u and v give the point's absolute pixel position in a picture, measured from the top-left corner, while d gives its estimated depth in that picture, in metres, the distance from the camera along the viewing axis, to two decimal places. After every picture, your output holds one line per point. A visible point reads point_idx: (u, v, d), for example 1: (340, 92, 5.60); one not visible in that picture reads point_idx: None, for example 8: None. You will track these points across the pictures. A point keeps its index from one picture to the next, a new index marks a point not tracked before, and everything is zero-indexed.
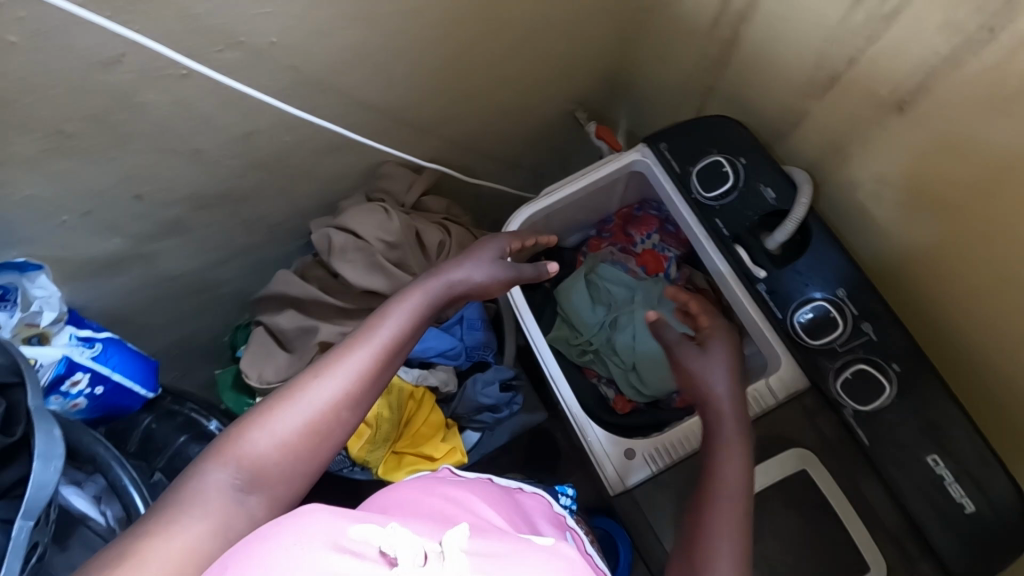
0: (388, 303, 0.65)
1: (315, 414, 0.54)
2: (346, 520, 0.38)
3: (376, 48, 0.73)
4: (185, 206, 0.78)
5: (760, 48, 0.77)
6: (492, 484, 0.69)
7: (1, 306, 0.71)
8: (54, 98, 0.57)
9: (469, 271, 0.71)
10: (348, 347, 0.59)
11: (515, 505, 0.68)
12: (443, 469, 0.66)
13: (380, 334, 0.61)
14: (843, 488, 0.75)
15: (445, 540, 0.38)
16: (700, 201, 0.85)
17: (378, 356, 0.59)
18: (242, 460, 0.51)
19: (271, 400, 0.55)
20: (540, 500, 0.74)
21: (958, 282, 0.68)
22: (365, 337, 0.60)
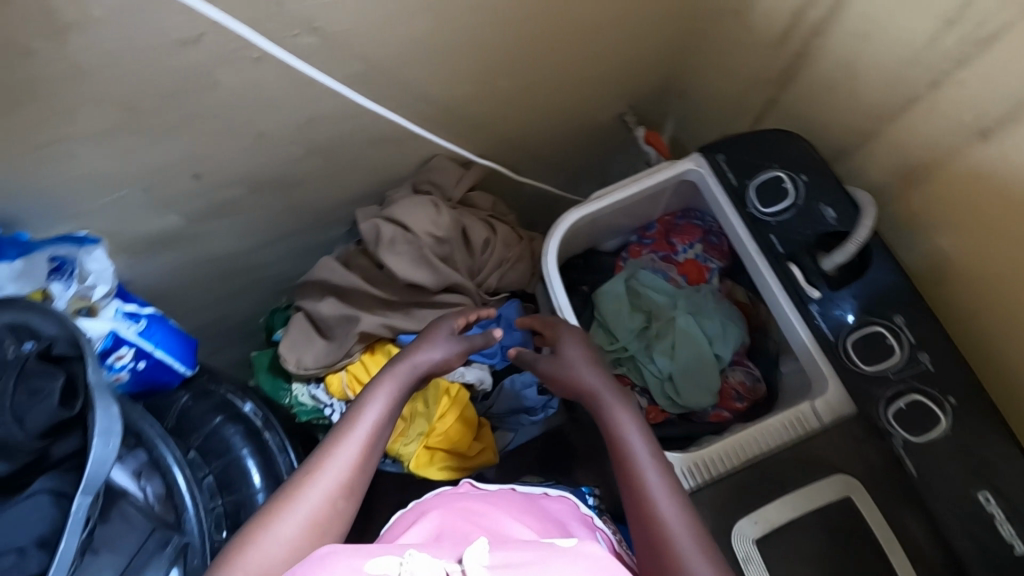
0: (365, 394, 0.68)
1: (316, 511, 0.58)
2: (363, 557, 0.46)
3: (444, 41, 0.72)
4: (241, 187, 0.78)
5: (833, 64, 0.76)
6: (519, 493, 0.71)
7: (58, 278, 0.70)
8: (132, 73, 0.57)
9: (435, 349, 0.74)
10: (333, 443, 0.63)
11: (542, 510, 0.69)
12: (465, 483, 0.72)
13: (360, 424, 0.65)
14: (887, 519, 0.72)
15: (466, 558, 0.45)
16: (756, 216, 0.83)
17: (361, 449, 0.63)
18: (248, 571, 0.54)
19: (271, 505, 0.59)
20: (568, 501, 0.74)
21: (978, 282, 0.70)
22: (344, 432, 0.63)
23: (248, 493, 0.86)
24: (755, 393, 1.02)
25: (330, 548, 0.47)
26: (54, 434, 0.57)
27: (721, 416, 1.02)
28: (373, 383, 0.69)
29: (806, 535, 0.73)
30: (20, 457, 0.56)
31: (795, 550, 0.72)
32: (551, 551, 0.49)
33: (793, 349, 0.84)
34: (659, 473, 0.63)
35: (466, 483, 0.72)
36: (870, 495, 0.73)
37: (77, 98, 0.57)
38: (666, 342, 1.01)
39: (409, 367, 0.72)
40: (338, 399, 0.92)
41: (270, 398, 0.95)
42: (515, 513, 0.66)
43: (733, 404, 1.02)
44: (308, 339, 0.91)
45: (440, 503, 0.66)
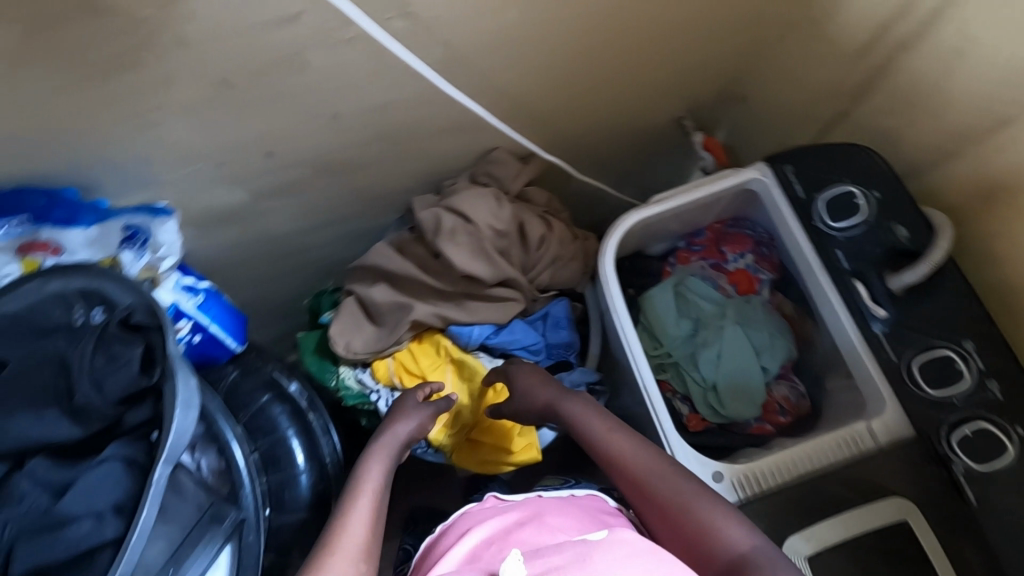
0: (359, 467, 0.72)
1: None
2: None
3: (527, 34, 0.72)
4: (309, 168, 0.78)
5: (919, 80, 0.75)
6: (547, 498, 0.69)
7: (129, 246, 0.70)
8: (231, 46, 0.57)
9: (410, 426, 0.78)
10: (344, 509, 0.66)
11: (580, 510, 0.68)
12: (489, 500, 0.71)
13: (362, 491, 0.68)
14: (944, 546, 0.71)
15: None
16: (823, 230, 0.82)
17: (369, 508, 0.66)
18: None
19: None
20: (598, 497, 0.72)
21: None
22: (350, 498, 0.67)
23: (292, 473, 0.86)
24: (799, 408, 1.01)
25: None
26: (130, 401, 0.59)
27: (764, 429, 1.00)
28: (364, 458, 0.73)
29: (859, 556, 0.72)
30: (96, 421, 0.57)
31: (848, 570, 0.71)
32: (586, 547, 0.53)
33: (838, 347, 0.83)
34: (660, 466, 0.69)
35: (489, 498, 0.72)
36: (927, 519, 0.72)
37: (173, 68, 0.57)
38: (713, 351, 1.00)
39: (399, 435, 0.77)
40: (384, 385, 0.92)
41: (317, 379, 0.95)
42: (548, 515, 0.64)
43: (776, 418, 1.00)
44: (357, 324, 0.90)
45: (472, 522, 0.66)
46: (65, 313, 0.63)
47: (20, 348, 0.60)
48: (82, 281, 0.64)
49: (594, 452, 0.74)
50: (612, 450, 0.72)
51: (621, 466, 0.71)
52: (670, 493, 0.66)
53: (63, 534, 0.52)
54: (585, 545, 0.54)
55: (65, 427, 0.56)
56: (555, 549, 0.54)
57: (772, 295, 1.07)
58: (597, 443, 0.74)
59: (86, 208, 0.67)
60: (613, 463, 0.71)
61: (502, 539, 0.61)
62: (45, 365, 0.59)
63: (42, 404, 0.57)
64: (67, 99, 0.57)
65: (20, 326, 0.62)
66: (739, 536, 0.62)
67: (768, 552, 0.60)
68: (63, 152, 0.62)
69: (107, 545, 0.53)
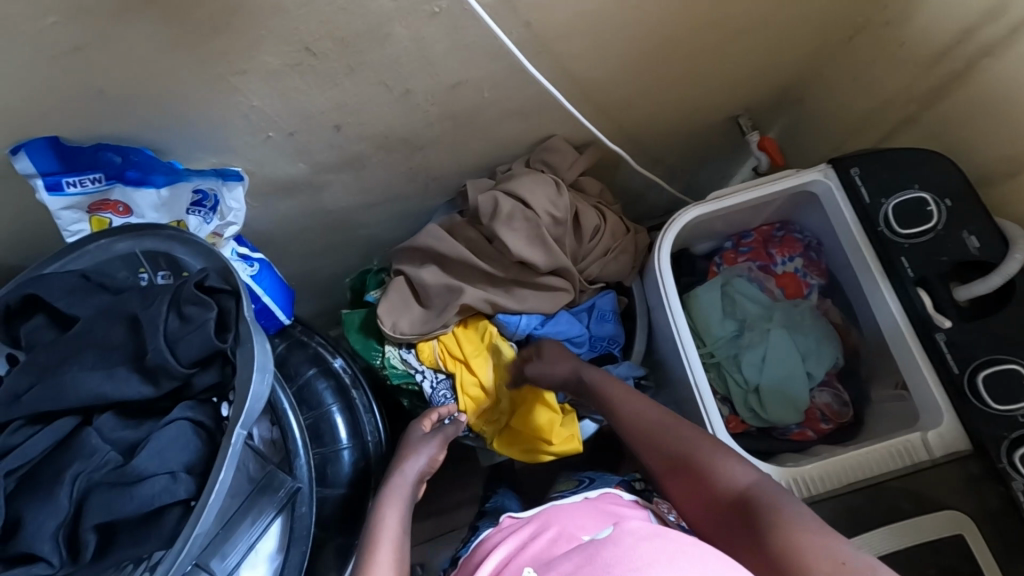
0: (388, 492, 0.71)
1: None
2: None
3: (605, 21, 0.71)
4: (374, 142, 0.77)
5: (1002, 89, 0.73)
6: (560, 505, 0.68)
7: (198, 211, 0.72)
8: (321, 15, 0.57)
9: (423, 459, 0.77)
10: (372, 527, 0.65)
11: (601, 510, 0.67)
12: (506, 519, 0.70)
13: (388, 509, 0.67)
14: (999, 563, 0.69)
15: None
16: (888, 236, 0.81)
17: (397, 524, 0.66)
18: None
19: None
20: (613, 495, 0.71)
21: None
22: (379, 517, 0.66)
23: (335, 448, 0.86)
24: (841, 417, 0.99)
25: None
26: (200, 364, 0.58)
27: (805, 435, 0.98)
28: (393, 483, 0.72)
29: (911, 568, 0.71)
30: (166, 383, 0.57)
31: None
32: (593, 548, 0.52)
33: (883, 332, 0.83)
34: (667, 419, 0.71)
35: (506, 517, 0.70)
36: (984, 537, 0.70)
37: (262, 32, 0.57)
38: (756, 351, 0.99)
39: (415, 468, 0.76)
40: (428, 366, 0.92)
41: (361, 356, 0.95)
42: (566, 522, 0.63)
43: (819, 425, 0.98)
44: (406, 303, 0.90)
45: (490, 547, 0.65)
46: (130, 271, 0.67)
47: (88, 305, 0.60)
48: (150, 244, 0.65)
49: (610, 416, 0.77)
50: (626, 412, 0.75)
51: (630, 422, 0.73)
52: (677, 447, 0.68)
53: (138, 491, 0.52)
54: (593, 547, 0.53)
55: (136, 386, 0.56)
56: (566, 559, 0.53)
57: (819, 301, 1.05)
58: (611, 409, 0.76)
59: (162, 167, 0.68)
60: (624, 420, 0.74)
61: (518, 556, 0.60)
62: (115, 322, 0.59)
63: (112, 362, 0.57)
64: (156, 58, 0.57)
65: (87, 284, 0.62)
66: (742, 475, 0.62)
67: (770, 489, 0.60)
68: (143, 111, 0.62)
69: (177, 504, 0.53)
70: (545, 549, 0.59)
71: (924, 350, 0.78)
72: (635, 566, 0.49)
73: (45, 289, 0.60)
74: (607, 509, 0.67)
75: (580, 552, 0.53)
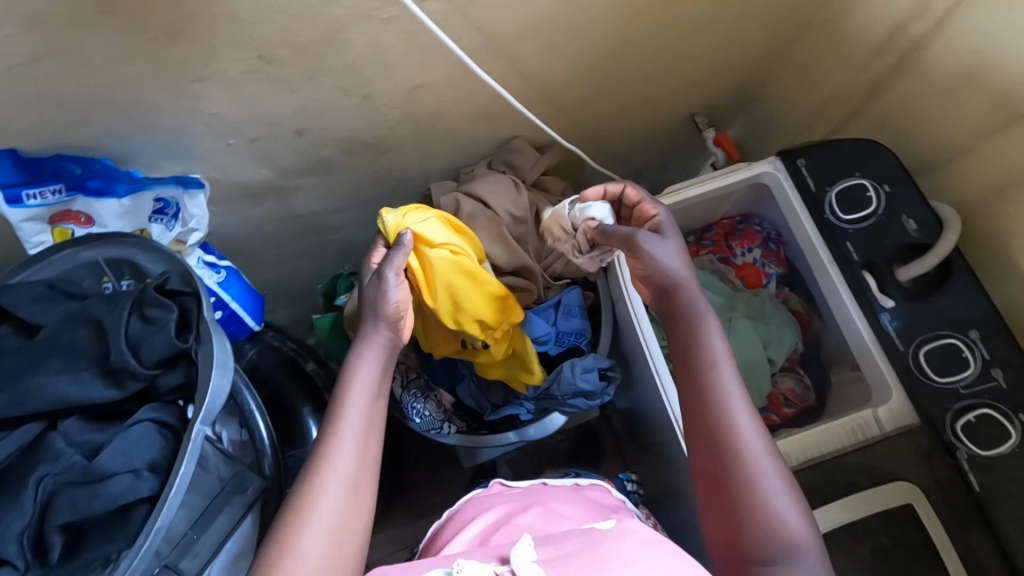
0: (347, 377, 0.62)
1: (336, 518, 0.54)
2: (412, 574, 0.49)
3: (557, 24, 0.74)
4: (336, 147, 0.79)
5: (932, 78, 0.77)
6: (553, 486, 0.72)
7: (161, 219, 0.73)
8: (275, 23, 0.59)
9: (382, 318, 0.68)
10: (330, 436, 0.58)
11: (587, 500, 0.70)
12: (496, 485, 0.73)
13: (349, 411, 0.60)
14: (948, 530, 0.72)
15: (514, 559, 0.47)
16: (834, 222, 0.84)
17: (362, 425, 0.59)
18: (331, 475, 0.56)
19: (283, 522, 0.54)
20: (602, 488, 0.75)
21: None
22: (336, 422, 0.59)
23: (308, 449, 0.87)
24: (805, 401, 0.99)
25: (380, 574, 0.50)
26: (164, 365, 0.60)
27: (770, 420, 0.97)
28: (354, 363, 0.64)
29: (866, 540, 0.72)
30: (130, 384, 0.58)
31: (854, 551, 0.72)
32: (595, 536, 0.51)
33: (849, 346, 0.84)
34: (752, 419, 0.61)
35: (495, 484, 0.74)
36: (934, 506, 0.73)
37: (218, 41, 0.59)
38: None
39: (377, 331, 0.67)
40: None
41: (334, 359, 0.97)
42: (551, 502, 0.67)
43: (782, 410, 0.98)
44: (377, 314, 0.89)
45: (479, 509, 0.67)
46: (95, 279, 0.68)
47: (53, 313, 0.62)
48: (113, 252, 0.66)
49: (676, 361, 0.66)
50: (700, 365, 0.64)
51: (701, 384, 0.62)
52: (744, 444, 0.59)
53: (104, 488, 0.53)
54: (594, 535, 0.52)
55: (100, 389, 0.58)
56: (566, 538, 0.52)
57: (779, 289, 1.06)
58: (683, 361, 0.65)
59: (123, 176, 0.69)
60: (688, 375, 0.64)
61: (507, 523, 0.63)
62: (80, 326, 0.60)
63: (78, 366, 0.58)
64: (116, 67, 0.58)
65: (51, 292, 0.63)
66: (793, 520, 0.56)
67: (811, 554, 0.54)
68: (105, 121, 0.64)
69: (143, 501, 0.55)
70: (535, 523, 0.63)
71: (872, 330, 0.80)
72: (634, 565, 0.48)
73: (9, 298, 0.60)
74: (590, 499, 0.71)
75: (584, 535, 0.52)
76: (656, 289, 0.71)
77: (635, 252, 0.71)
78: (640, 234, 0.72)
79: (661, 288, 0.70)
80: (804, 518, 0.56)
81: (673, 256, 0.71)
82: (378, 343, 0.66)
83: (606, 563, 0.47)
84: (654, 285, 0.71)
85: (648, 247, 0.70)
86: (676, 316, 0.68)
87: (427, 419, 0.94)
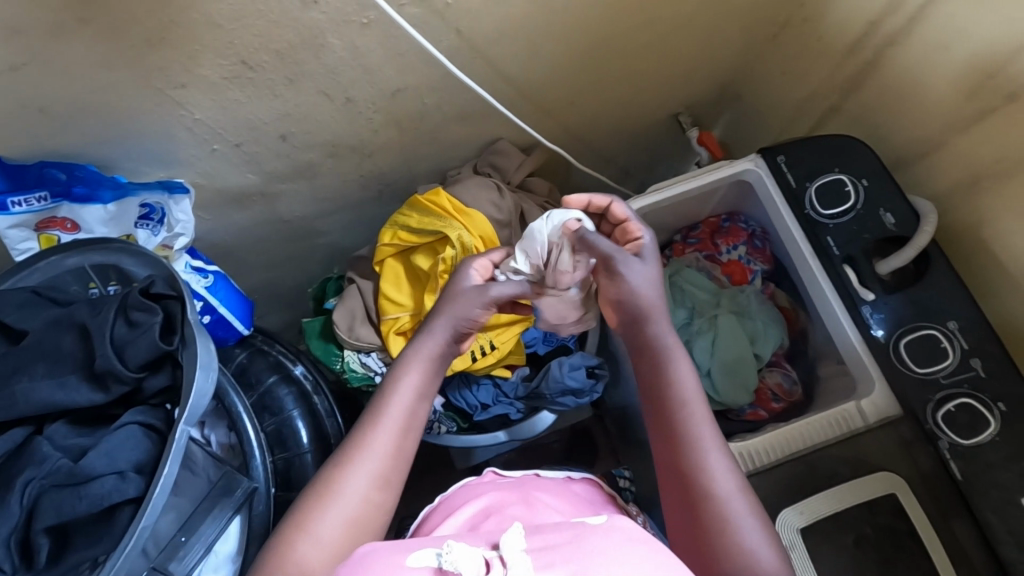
0: (395, 372, 0.65)
1: (356, 510, 0.57)
2: (400, 553, 0.48)
3: (535, 26, 0.75)
4: (320, 151, 0.80)
5: (905, 74, 0.79)
6: (545, 478, 0.73)
7: (146, 224, 0.75)
8: (255, 28, 0.60)
9: (450, 323, 0.68)
10: (369, 426, 0.61)
11: (573, 494, 0.71)
12: (488, 473, 0.73)
13: (393, 406, 0.62)
14: (932, 519, 0.72)
15: (503, 546, 0.46)
16: (814, 218, 0.86)
17: (401, 424, 0.62)
18: (359, 468, 0.58)
19: (307, 502, 0.57)
20: (592, 484, 0.76)
21: None
22: (372, 428, 0.60)
23: (298, 452, 0.87)
24: (792, 396, 0.99)
25: (369, 548, 0.49)
26: (149, 368, 0.61)
27: (757, 416, 0.98)
28: (406, 358, 0.66)
29: (853, 531, 0.73)
30: (116, 388, 0.59)
31: (840, 543, 0.72)
32: (583, 530, 0.49)
33: (839, 349, 0.84)
34: (721, 453, 0.62)
35: (489, 471, 0.74)
36: (916, 495, 0.73)
37: (199, 46, 0.60)
38: (706, 337, 0.99)
39: (442, 329, 0.68)
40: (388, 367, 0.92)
41: (323, 363, 0.96)
42: (541, 494, 0.67)
43: (770, 405, 0.99)
44: (364, 311, 0.92)
45: (468, 496, 0.68)
46: (81, 286, 0.69)
47: (38, 318, 0.62)
48: (99, 257, 0.67)
49: (646, 385, 0.68)
50: (676, 397, 0.65)
51: (668, 418, 0.64)
52: (711, 472, 0.60)
53: (87, 490, 0.54)
54: (582, 528, 0.50)
55: (86, 393, 0.59)
56: (555, 528, 0.50)
57: (764, 285, 1.06)
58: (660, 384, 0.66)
59: (107, 182, 0.70)
60: (664, 394, 0.65)
61: (497, 511, 0.63)
62: (65, 331, 0.61)
63: (63, 371, 0.59)
64: (98, 74, 0.59)
65: (38, 298, 0.64)
66: (764, 555, 0.56)
67: None
68: (88, 127, 0.64)
69: (127, 503, 0.55)
70: (524, 514, 0.63)
71: (853, 323, 0.81)
72: (620, 564, 0.45)
73: None
74: (578, 493, 0.72)
75: (572, 528, 0.50)
76: (628, 315, 0.70)
77: (613, 275, 0.70)
78: (619, 256, 0.70)
79: (632, 316, 0.70)
80: (774, 550, 0.57)
81: (650, 282, 0.70)
82: (433, 345, 0.67)
83: (592, 558, 0.45)
84: (624, 312, 0.71)
85: (624, 273, 0.69)
86: (645, 347, 0.69)
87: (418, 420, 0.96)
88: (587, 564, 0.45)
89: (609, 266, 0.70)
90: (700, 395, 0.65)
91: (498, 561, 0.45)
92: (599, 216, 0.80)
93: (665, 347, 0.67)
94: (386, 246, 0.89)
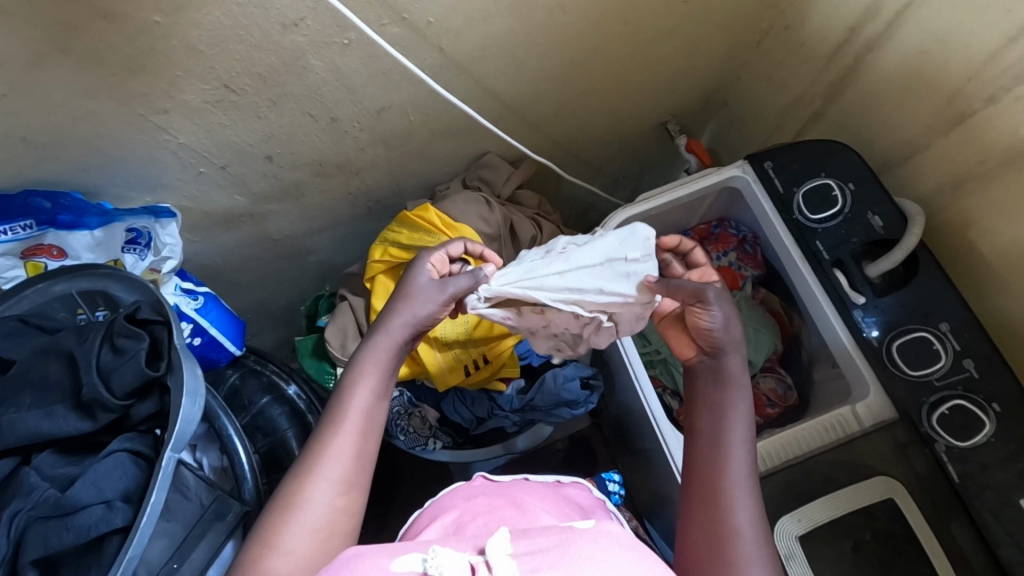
0: (350, 377, 0.64)
1: (324, 519, 0.57)
2: (385, 556, 0.47)
3: (514, 41, 0.75)
4: (308, 170, 0.80)
5: (887, 79, 0.79)
6: (535, 482, 0.72)
7: (133, 249, 0.74)
8: (235, 52, 0.61)
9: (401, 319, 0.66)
10: (326, 435, 0.61)
11: (564, 499, 0.70)
12: (478, 477, 0.72)
13: (349, 413, 0.62)
14: (930, 522, 0.72)
15: (489, 551, 0.45)
16: (802, 222, 0.86)
17: (359, 429, 0.62)
18: (322, 479, 0.58)
19: (273, 514, 0.57)
20: (583, 488, 0.76)
21: (1018, 286, 0.73)
22: (332, 437, 0.60)
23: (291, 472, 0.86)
24: (787, 401, 0.98)
25: (354, 551, 0.48)
26: (136, 395, 0.63)
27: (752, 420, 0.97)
28: (358, 362, 0.65)
29: (849, 537, 0.72)
30: (103, 416, 0.61)
31: (838, 550, 0.71)
32: (570, 534, 0.48)
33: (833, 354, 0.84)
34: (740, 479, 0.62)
35: (478, 475, 0.73)
36: (913, 499, 0.73)
37: (178, 72, 0.60)
38: None
39: (395, 327, 0.67)
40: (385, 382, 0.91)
41: (315, 380, 0.96)
42: (534, 498, 0.67)
43: (765, 410, 0.97)
44: (356, 327, 0.91)
45: (457, 500, 0.67)
46: (68, 312, 0.69)
47: (26, 347, 0.63)
48: (86, 283, 0.68)
49: (695, 418, 0.68)
50: (720, 431, 0.65)
51: (705, 447, 0.65)
52: (735, 500, 0.61)
53: (74, 521, 0.56)
54: (570, 532, 0.49)
55: (74, 421, 0.61)
56: (542, 533, 0.49)
57: (755, 290, 1.05)
58: (717, 413, 0.66)
59: (92, 209, 0.70)
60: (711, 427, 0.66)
61: (487, 514, 0.63)
62: (52, 360, 0.62)
63: (49, 401, 0.61)
64: (79, 103, 0.60)
65: (25, 326, 0.65)
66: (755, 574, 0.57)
67: None
68: (71, 156, 0.65)
69: (115, 532, 0.57)
70: (514, 516, 0.62)
71: (847, 327, 0.81)
72: (610, 568, 0.45)
73: None
74: (568, 498, 0.71)
75: (561, 532, 0.49)
76: (709, 346, 0.67)
77: (700, 310, 0.66)
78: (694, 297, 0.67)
79: (715, 350, 0.67)
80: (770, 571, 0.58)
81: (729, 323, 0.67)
82: (382, 345, 0.66)
83: (582, 563, 0.44)
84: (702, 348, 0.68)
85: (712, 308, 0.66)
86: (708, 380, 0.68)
87: (410, 436, 0.93)
88: (572, 567, 0.44)
89: (701, 299, 0.66)
90: (749, 432, 0.65)
91: (484, 565, 0.45)
92: (670, 253, 0.77)
93: (736, 385, 0.67)
94: (375, 262, 0.89)
